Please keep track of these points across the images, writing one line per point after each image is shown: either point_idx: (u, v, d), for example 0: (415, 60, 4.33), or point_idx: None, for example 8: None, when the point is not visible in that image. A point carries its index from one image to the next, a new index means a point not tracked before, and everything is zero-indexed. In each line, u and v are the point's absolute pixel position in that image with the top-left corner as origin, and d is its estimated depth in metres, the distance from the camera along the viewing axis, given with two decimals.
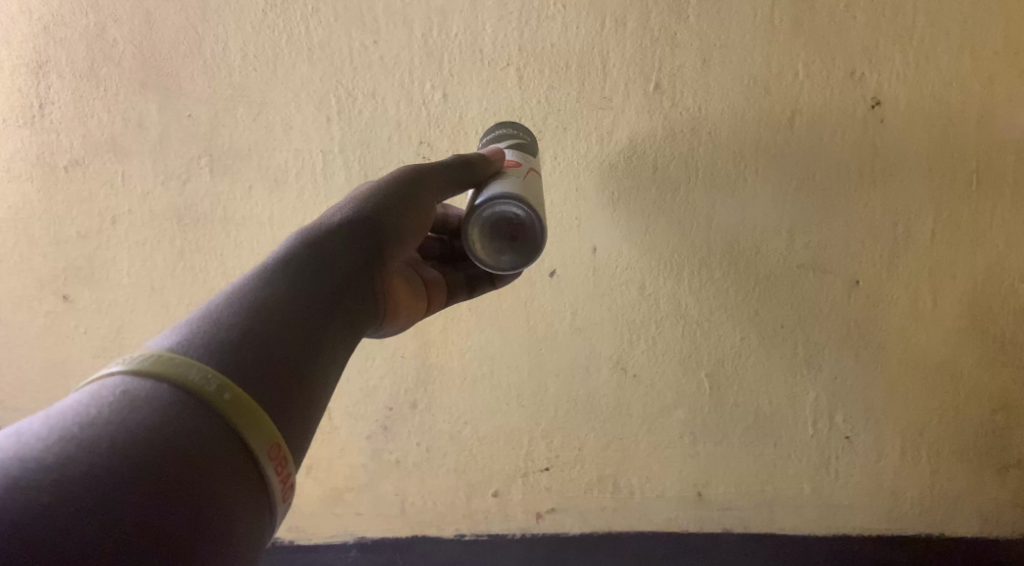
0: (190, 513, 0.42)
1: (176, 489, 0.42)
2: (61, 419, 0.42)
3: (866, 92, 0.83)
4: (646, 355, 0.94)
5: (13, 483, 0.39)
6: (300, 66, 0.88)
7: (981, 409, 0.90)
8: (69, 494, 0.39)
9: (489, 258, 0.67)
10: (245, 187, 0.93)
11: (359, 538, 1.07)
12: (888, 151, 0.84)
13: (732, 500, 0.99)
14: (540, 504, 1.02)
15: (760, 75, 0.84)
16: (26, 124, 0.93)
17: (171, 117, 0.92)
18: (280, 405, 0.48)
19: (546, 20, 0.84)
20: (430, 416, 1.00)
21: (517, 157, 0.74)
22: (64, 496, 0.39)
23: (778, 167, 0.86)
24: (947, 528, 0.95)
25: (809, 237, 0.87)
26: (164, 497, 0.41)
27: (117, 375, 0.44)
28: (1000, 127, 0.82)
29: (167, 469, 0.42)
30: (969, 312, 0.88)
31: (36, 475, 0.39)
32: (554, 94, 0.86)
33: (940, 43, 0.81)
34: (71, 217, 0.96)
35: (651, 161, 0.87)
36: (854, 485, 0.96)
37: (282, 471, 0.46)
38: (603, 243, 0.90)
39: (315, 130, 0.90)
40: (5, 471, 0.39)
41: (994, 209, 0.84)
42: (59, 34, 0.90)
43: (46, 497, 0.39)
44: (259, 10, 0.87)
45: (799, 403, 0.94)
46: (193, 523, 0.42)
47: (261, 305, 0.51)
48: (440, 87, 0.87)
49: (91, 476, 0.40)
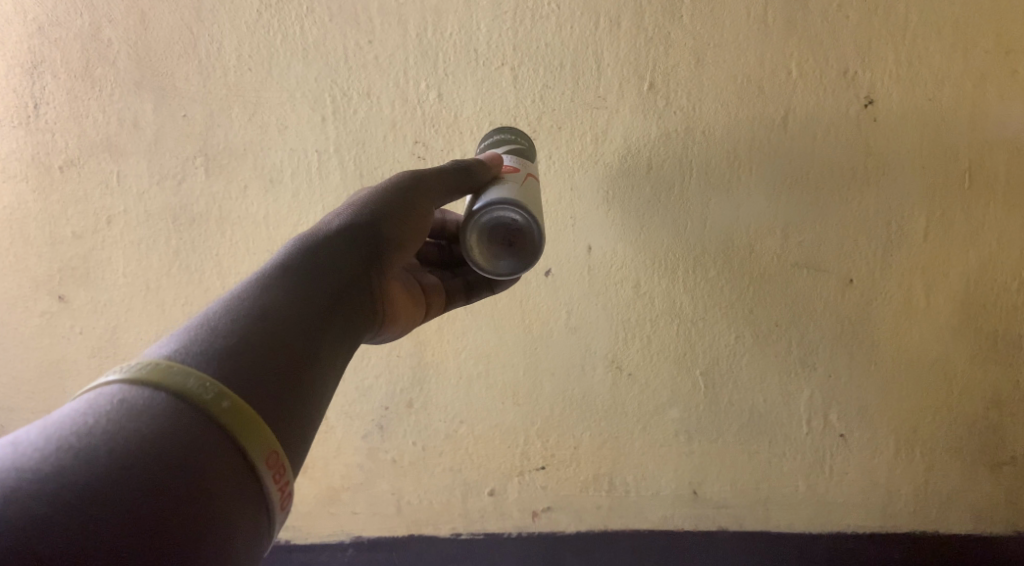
0: (189, 522, 0.42)
1: (173, 500, 0.42)
2: (58, 428, 0.42)
3: (859, 92, 0.83)
4: (641, 354, 0.94)
5: (11, 493, 0.39)
6: (295, 66, 0.89)
7: (974, 406, 0.91)
8: (67, 505, 0.40)
9: (487, 262, 0.67)
10: (240, 187, 0.93)
11: (355, 537, 1.07)
12: (881, 151, 0.85)
13: (727, 498, 0.99)
14: (536, 503, 1.02)
15: (753, 75, 0.84)
16: (20, 124, 0.93)
17: (166, 116, 0.92)
18: (278, 412, 0.48)
19: (540, 20, 0.84)
20: (425, 415, 1.00)
21: (515, 162, 0.74)
22: (62, 507, 0.40)
23: (772, 166, 0.86)
24: (941, 525, 0.96)
25: (804, 240, 0.88)
26: (161, 507, 0.42)
27: (115, 384, 0.44)
28: (993, 126, 0.83)
29: (164, 479, 0.42)
30: (962, 310, 0.88)
31: (34, 486, 0.40)
32: (548, 94, 0.86)
33: (932, 43, 0.81)
34: (67, 217, 0.96)
35: (645, 161, 0.87)
36: (847, 482, 0.96)
37: (280, 479, 0.46)
38: (598, 242, 0.90)
39: (310, 130, 0.90)
40: (5, 482, 0.40)
41: (986, 208, 0.85)
42: (53, 34, 0.90)
43: (44, 508, 0.39)
44: (254, 10, 0.87)
45: (794, 402, 0.94)
46: (191, 533, 0.42)
47: (259, 311, 0.51)
48: (435, 87, 0.87)
49: (89, 486, 0.40)
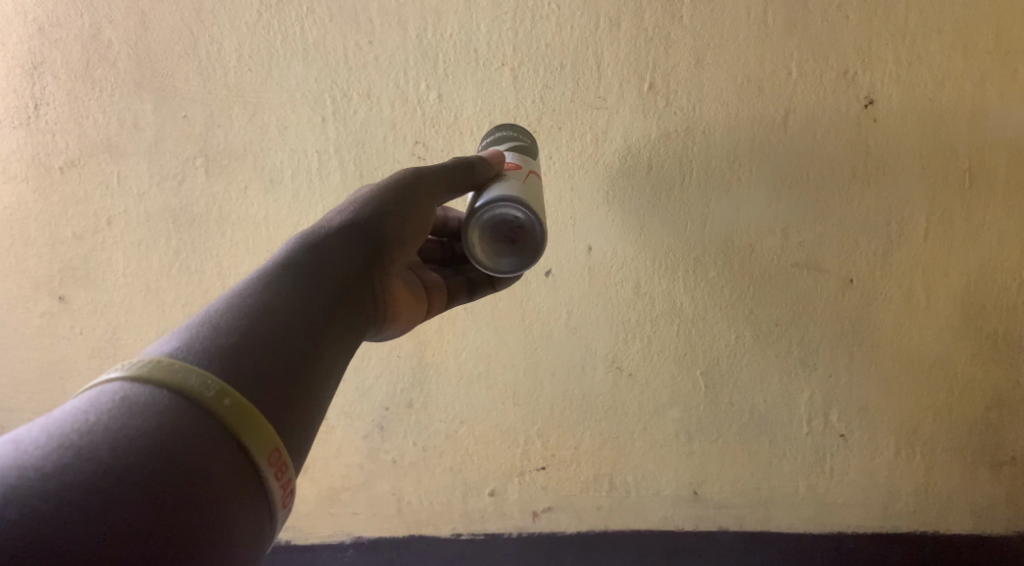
0: (190, 520, 0.42)
1: (174, 497, 0.42)
2: (59, 426, 0.42)
3: (859, 92, 0.83)
4: (641, 354, 0.94)
5: (12, 491, 0.39)
6: (295, 66, 0.89)
7: (974, 406, 0.91)
8: (68, 503, 0.40)
9: (489, 259, 0.67)
10: (241, 187, 0.93)
11: (356, 537, 1.07)
12: (882, 151, 0.85)
13: (727, 498, 0.99)
14: (536, 503, 1.02)
15: (753, 75, 0.84)
16: (20, 124, 0.93)
17: (166, 117, 0.92)
18: (279, 410, 0.48)
19: (540, 20, 0.84)
20: (425, 416, 1.00)
21: (517, 160, 0.74)
22: (62, 504, 0.40)
23: (773, 166, 0.86)
24: (941, 525, 0.96)
25: (805, 239, 0.88)
26: (162, 505, 0.42)
27: (116, 382, 0.44)
28: (993, 126, 0.83)
29: (165, 476, 0.42)
30: (962, 310, 0.88)
31: (34, 484, 0.40)
32: (548, 94, 0.86)
33: (932, 43, 0.81)
34: (67, 217, 0.96)
35: (645, 160, 0.87)
36: (848, 482, 0.96)
37: (281, 476, 0.46)
38: (598, 242, 0.90)
39: (310, 130, 0.91)
40: (5, 480, 0.40)
41: (987, 208, 0.85)
42: (53, 34, 0.90)
43: (45, 505, 0.39)
44: (254, 10, 0.87)
45: (794, 401, 0.94)
46: (192, 530, 0.42)
47: (261, 308, 0.51)
48: (435, 87, 0.88)
49: (90, 484, 0.40)
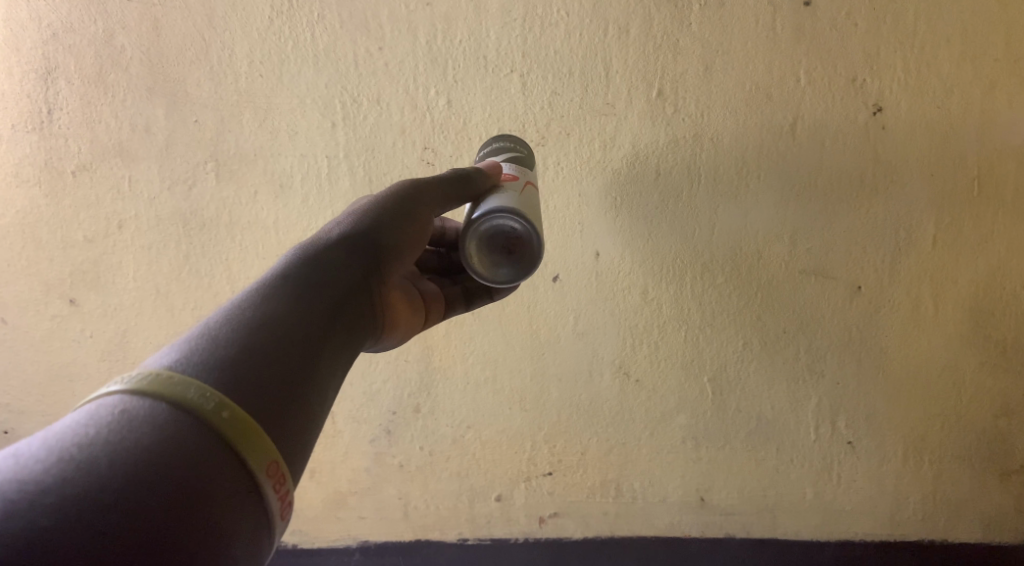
0: (187, 531, 0.42)
1: (172, 510, 0.42)
2: (59, 440, 0.42)
3: (867, 99, 0.83)
4: (648, 360, 0.94)
5: (13, 506, 0.40)
6: (306, 72, 0.89)
7: (983, 414, 0.91)
8: (68, 518, 0.40)
9: (486, 270, 0.67)
10: (251, 192, 0.94)
11: (362, 542, 1.07)
12: (890, 158, 0.85)
13: (734, 505, 0.99)
14: (542, 509, 1.03)
15: (762, 82, 0.84)
16: (33, 129, 0.94)
17: (178, 122, 0.93)
18: (277, 422, 0.48)
19: (549, 27, 0.85)
20: (432, 420, 1.00)
21: (515, 170, 0.74)
22: (61, 520, 0.40)
23: (780, 172, 0.86)
24: (947, 534, 0.95)
25: (812, 247, 0.88)
26: (160, 516, 0.42)
27: (116, 395, 0.45)
28: (1002, 133, 0.82)
29: (163, 493, 0.42)
30: (970, 317, 0.88)
31: (35, 498, 0.40)
32: (557, 101, 0.86)
33: (942, 50, 0.81)
34: (78, 221, 0.97)
35: (653, 167, 0.87)
36: (855, 489, 0.96)
37: (280, 488, 0.46)
38: (606, 248, 0.90)
39: (320, 136, 0.91)
40: (6, 495, 0.40)
41: (996, 216, 0.85)
42: (67, 40, 0.91)
43: (46, 520, 0.40)
44: (266, 17, 0.88)
45: (802, 408, 0.94)
46: (190, 544, 0.42)
47: (260, 320, 0.51)
48: (444, 93, 0.88)
49: (89, 499, 0.41)
